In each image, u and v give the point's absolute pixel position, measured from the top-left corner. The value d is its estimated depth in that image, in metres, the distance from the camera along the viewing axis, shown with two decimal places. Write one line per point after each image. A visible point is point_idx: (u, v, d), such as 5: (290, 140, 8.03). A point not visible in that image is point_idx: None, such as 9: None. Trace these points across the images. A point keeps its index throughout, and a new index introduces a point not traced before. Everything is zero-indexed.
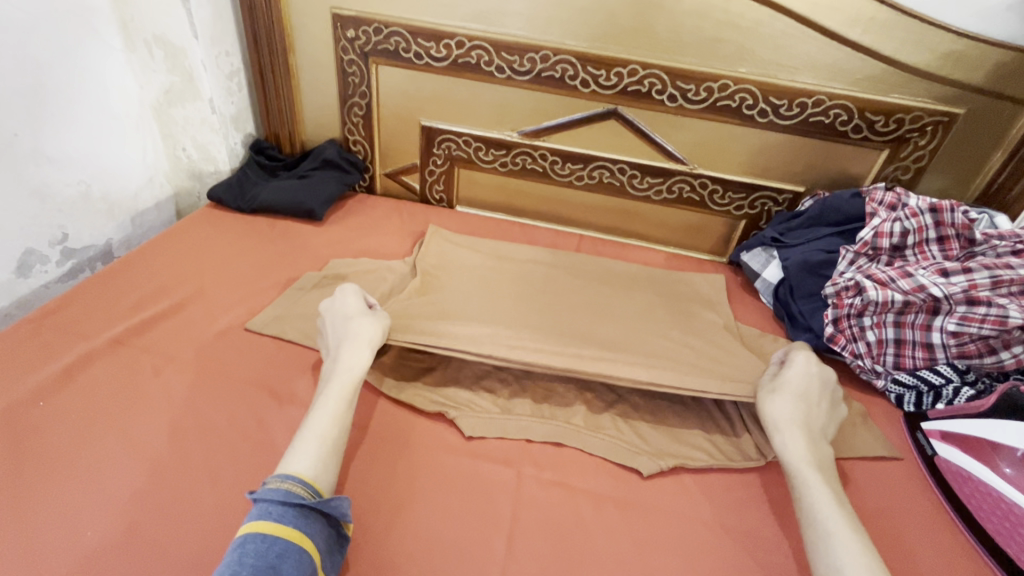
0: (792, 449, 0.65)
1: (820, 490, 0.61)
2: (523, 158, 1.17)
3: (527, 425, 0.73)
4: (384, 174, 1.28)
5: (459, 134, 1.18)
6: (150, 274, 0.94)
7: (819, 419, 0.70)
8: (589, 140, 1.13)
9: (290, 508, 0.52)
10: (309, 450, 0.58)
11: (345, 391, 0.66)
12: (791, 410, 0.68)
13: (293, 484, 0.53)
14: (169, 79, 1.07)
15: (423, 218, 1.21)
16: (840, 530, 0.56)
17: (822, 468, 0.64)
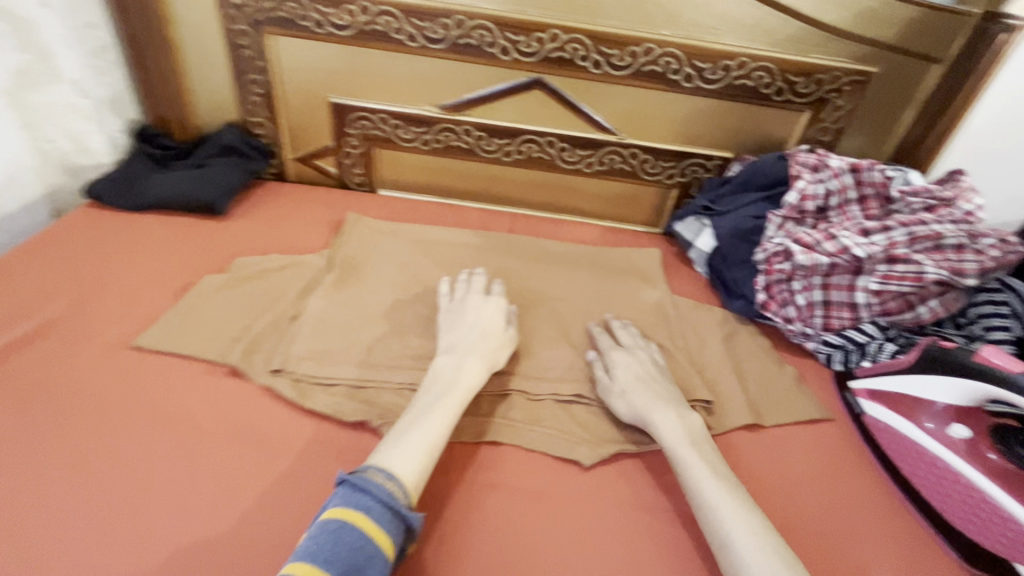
0: (664, 432, 0.63)
1: (693, 465, 0.60)
2: (446, 135, 1.10)
3: (461, 425, 0.68)
4: (295, 159, 1.16)
5: (374, 111, 1.08)
6: (13, 290, 0.80)
7: (667, 392, 0.69)
8: (515, 113, 1.06)
9: (392, 515, 0.51)
10: (416, 452, 0.57)
11: (455, 403, 0.64)
12: (647, 395, 0.68)
13: (395, 485, 0.52)
14: (20, 57, 0.87)
15: (341, 206, 1.11)
16: (728, 510, 0.55)
17: (696, 442, 0.63)
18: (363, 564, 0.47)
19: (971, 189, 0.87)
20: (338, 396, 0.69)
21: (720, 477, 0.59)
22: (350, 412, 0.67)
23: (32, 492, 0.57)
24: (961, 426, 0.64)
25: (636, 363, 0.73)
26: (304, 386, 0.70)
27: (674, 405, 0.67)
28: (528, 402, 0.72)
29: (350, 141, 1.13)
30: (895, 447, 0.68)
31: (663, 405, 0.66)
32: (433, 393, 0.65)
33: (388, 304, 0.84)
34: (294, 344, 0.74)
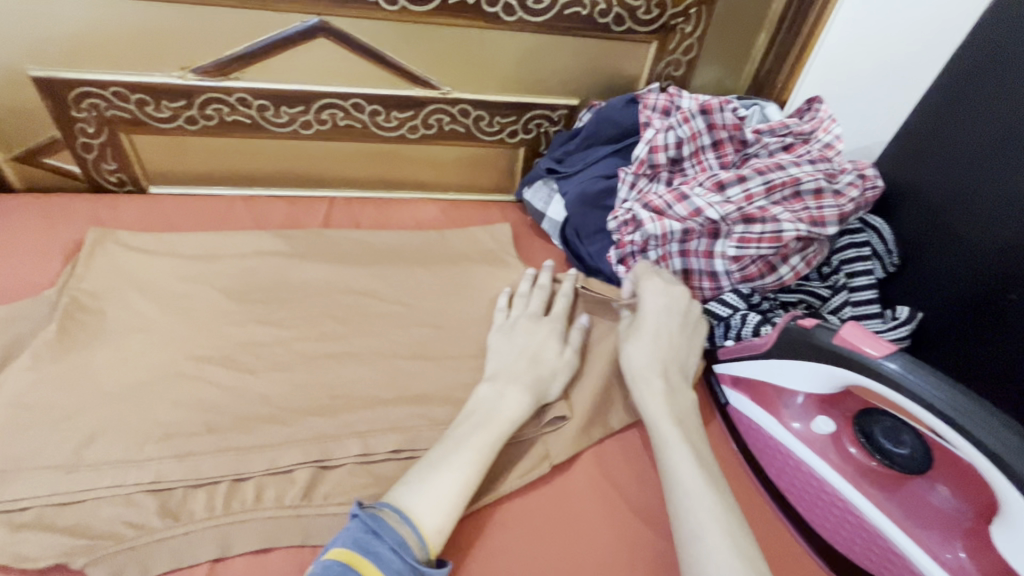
0: (649, 403, 0.58)
1: (679, 448, 0.54)
2: (216, 108, 0.83)
3: (222, 533, 0.50)
4: (11, 159, 0.85)
5: (102, 84, 0.79)
6: None
7: (680, 357, 0.63)
8: (301, 71, 0.82)
9: (405, 566, 0.44)
10: (443, 500, 0.49)
11: (496, 432, 0.55)
12: (652, 356, 0.61)
13: (410, 533, 0.46)
14: None
15: (85, 217, 0.83)
16: (700, 497, 0.50)
17: (685, 419, 0.58)
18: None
19: (829, 118, 0.78)
20: (28, 528, 0.48)
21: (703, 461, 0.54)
22: (41, 552, 0.46)
23: None
24: (825, 419, 0.55)
25: (664, 307, 0.65)
26: None
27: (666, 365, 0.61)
28: (324, 473, 0.55)
29: (83, 128, 0.83)
30: (760, 447, 0.58)
31: (660, 369, 0.60)
32: (487, 415, 0.57)
33: (131, 363, 0.62)
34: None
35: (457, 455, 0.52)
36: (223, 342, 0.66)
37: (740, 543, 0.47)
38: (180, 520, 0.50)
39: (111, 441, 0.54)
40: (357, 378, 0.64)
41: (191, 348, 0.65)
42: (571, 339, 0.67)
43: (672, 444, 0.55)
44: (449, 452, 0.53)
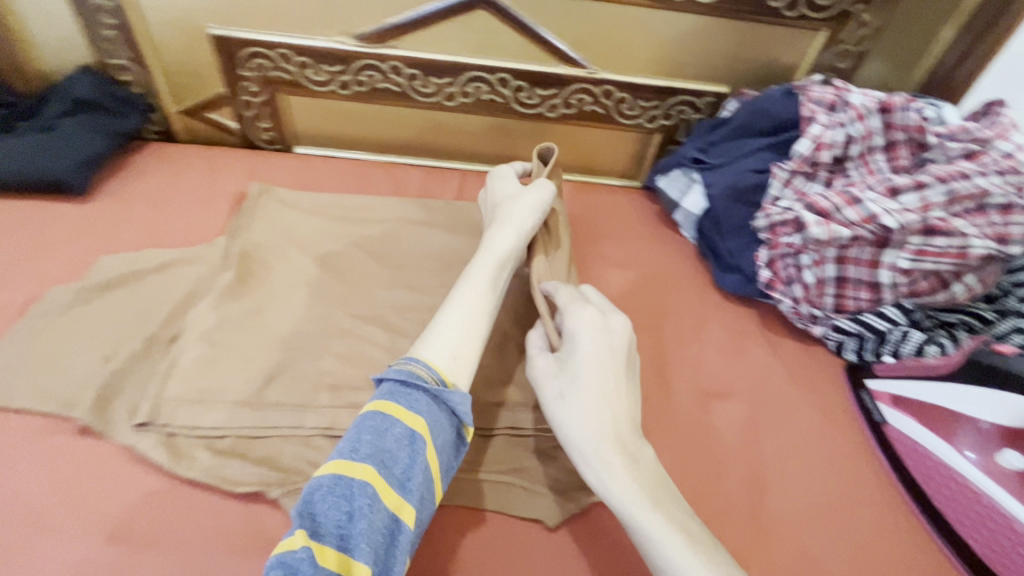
0: (610, 483, 0.46)
1: (668, 539, 0.43)
2: (369, 74, 0.85)
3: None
4: (181, 112, 0.91)
5: (271, 46, 0.82)
6: None
7: (629, 410, 0.51)
8: (455, 42, 0.83)
9: (422, 395, 0.47)
10: (449, 341, 0.52)
11: (492, 272, 0.60)
12: (592, 427, 0.48)
13: (417, 367, 0.48)
14: None
15: (244, 171, 0.88)
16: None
17: (659, 494, 0.46)
18: (387, 445, 0.43)
19: (1011, 125, 0.68)
20: (231, 456, 0.53)
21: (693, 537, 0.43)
22: (243, 478, 0.52)
23: None
24: (1014, 455, 0.55)
25: (590, 366, 0.51)
26: (182, 444, 0.54)
27: (610, 433, 0.48)
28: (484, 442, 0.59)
29: (247, 86, 0.88)
30: (928, 471, 0.58)
31: (606, 439, 0.48)
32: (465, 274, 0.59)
33: (299, 314, 0.66)
34: (168, 385, 0.57)
35: (452, 301, 0.56)
36: (379, 303, 0.69)
37: None
38: None
39: (291, 384, 0.59)
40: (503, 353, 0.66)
41: (348, 308, 0.68)
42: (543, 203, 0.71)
43: (655, 533, 0.44)
44: (449, 305, 0.56)
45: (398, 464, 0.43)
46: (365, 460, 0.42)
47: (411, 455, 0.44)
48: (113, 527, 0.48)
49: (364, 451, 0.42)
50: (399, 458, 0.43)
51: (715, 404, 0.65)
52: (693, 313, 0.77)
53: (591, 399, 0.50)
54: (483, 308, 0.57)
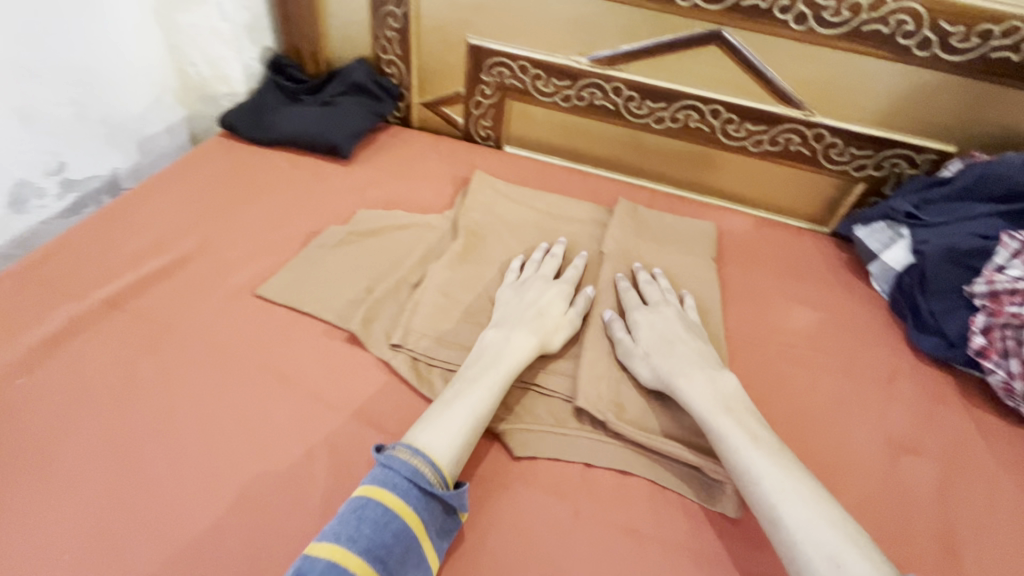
0: (696, 396, 0.58)
1: (736, 436, 0.55)
2: (592, 91, 0.95)
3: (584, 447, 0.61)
4: (422, 104, 1.08)
5: (514, 57, 0.95)
6: (155, 217, 0.81)
7: (705, 351, 0.65)
8: (680, 71, 0.90)
9: (421, 492, 0.50)
10: (456, 439, 0.54)
11: (503, 375, 0.60)
12: (681, 355, 0.63)
13: (424, 464, 0.51)
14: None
15: (466, 160, 1.02)
16: (784, 492, 0.50)
17: (731, 406, 0.58)
18: (386, 540, 0.46)
19: None
20: None
21: (761, 442, 0.55)
22: None
23: (164, 432, 0.58)
24: None
25: (661, 320, 0.68)
26: (424, 367, 0.65)
27: (687, 364, 0.62)
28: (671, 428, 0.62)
29: (483, 89, 1.01)
30: None
31: (688, 368, 0.61)
32: (483, 367, 0.61)
33: None
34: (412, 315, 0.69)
35: (469, 393, 0.58)
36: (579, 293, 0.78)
37: (846, 528, 0.48)
38: (560, 423, 0.62)
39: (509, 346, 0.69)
40: None
41: None
42: (577, 302, 0.72)
43: (729, 434, 0.55)
44: (459, 395, 0.57)
45: (392, 557, 0.46)
46: (360, 553, 0.45)
47: (404, 552, 0.47)
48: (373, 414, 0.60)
49: (363, 544, 0.46)
50: (395, 552, 0.47)
51: (904, 458, 0.65)
52: (884, 367, 0.75)
53: (662, 343, 0.65)
54: (490, 404, 0.58)
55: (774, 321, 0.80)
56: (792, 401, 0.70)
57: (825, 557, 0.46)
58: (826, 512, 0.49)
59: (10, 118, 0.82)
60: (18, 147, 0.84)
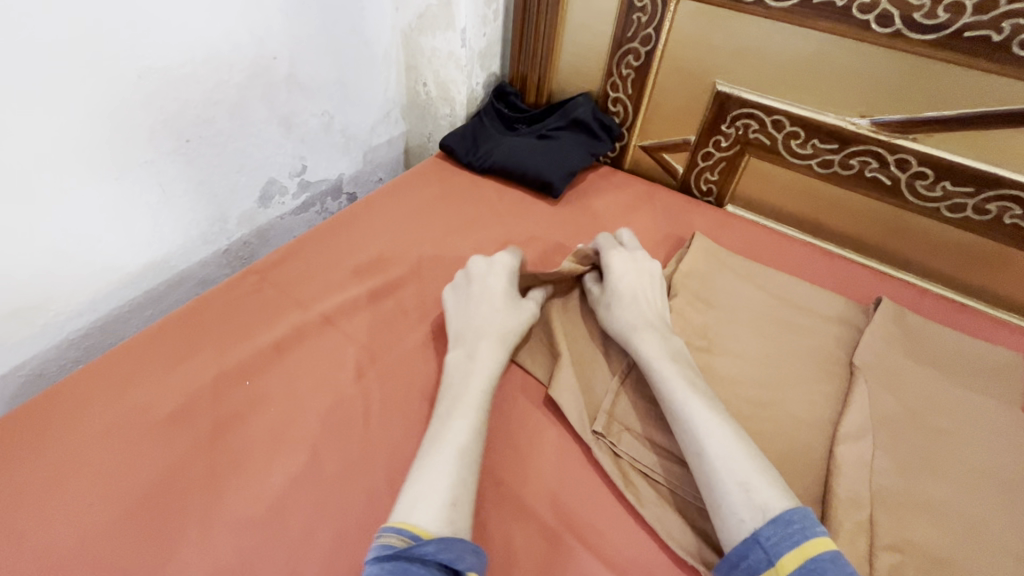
0: (641, 340, 0.62)
1: (671, 375, 0.57)
2: (864, 160, 0.77)
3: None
4: (640, 146, 0.99)
5: (770, 110, 0.81)
6: (373, 234, 0.83)
7: (654, 304, 0.68)
8: (1009, 153, 0.68)
9: (392, 563, 0.42)
10: (441, 492, 0.47)
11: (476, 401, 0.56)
12: (643, 302, 0.67)
13: (387, 535, 0.44)
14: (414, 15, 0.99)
15: (682, 216, 0.91)
16: (714, 428, 0.52)
17: (677, 357, 0.60)
18: None
19: None
20: (672, 509, 0.55)
21: (696, 385, 0.57)
22: (682, 540, 0.52)
23: (361, 475, 0.57)
24: None
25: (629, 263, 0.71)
26: (628, 471, 0.57)
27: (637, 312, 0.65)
28: None
29: (718, 140, 0.89)
30: None
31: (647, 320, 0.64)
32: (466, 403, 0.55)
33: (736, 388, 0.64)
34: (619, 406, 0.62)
35: (447, 437, 0.52)
36: (823, 416, 0.62)
37: (768, 472, 0.49)
38: None
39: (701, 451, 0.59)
40: (994, 550, 0.52)
41: (788, 407, 0.63)
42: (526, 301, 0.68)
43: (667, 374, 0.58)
44: (438, 444, 0.52)
45: None
46: None
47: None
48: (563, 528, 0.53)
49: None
50: None
51: None
52: None
53: (632, 298, 0.67)
54: (469, 442, 0.52)
55: None
56: None
57: (729, 498, 0.48)
58: (749, 449, 0.50)
59: (274, 124, 0.90)
60: (274, 149, 0.92)
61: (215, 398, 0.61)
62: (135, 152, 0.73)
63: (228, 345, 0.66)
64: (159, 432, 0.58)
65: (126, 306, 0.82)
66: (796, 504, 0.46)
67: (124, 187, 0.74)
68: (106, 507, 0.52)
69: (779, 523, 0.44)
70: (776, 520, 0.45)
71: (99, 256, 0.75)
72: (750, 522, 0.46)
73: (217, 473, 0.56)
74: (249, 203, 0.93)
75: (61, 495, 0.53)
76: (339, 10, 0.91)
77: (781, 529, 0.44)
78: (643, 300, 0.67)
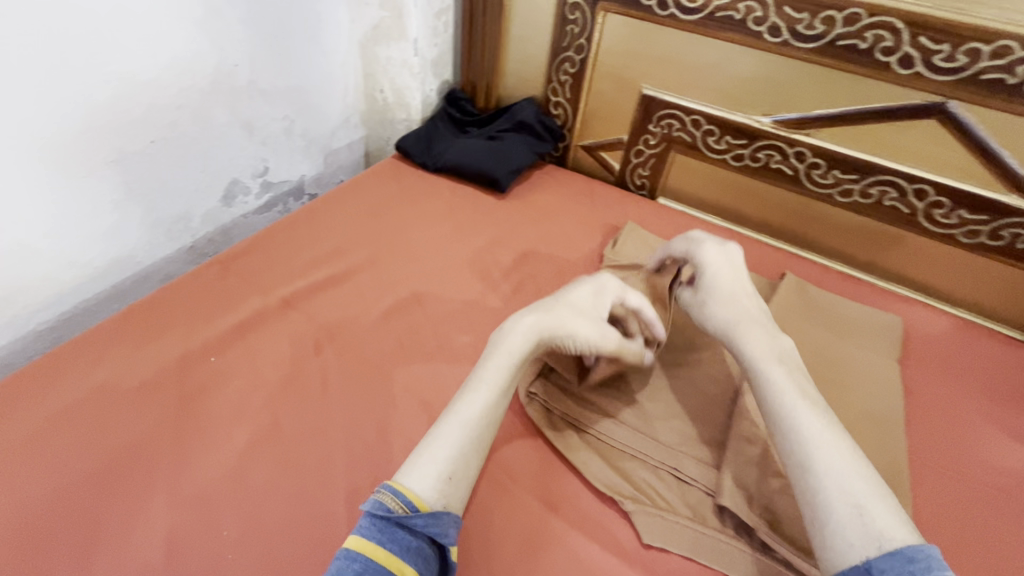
0: (748, 343, 0.59)
1: (781, 382, 0.54)
2: (769, 153, 0.88)
3: (716, 544, 0.55)
4: (581, 146, 1.08)
5: (688, 111, 0.91)
6: (332, 228, 0.89)
7: (756, 308, 0.64)
8: (883, 144, 0.79)
9: (382, 523, 0.47)
10: (439, 466, 0.51)
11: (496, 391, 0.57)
12: (746, 306, 0.64)
13: (386, 495, 0.48)
14: (369, 27, 1.07)
15: (618, 207, 1.00)
16: (822, 443, 0.49)
17: (786, 361, 0.57)
18: None
19: None
20: (595, 452, 0.62)
21: (807, 395, 0.54)
22: (601, 477, 0.60)
23: (318, 437, 0.63)
24: None
25: (725, 261, 0.68)
26: (558, 423, 0.65)
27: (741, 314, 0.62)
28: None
29: (647, 139, 0.99)
30: None
31: (752, 323, 0.61)
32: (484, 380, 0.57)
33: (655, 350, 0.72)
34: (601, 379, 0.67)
35: (458, 414, 0.55)
36: None
37: (885, 499, 0.46)
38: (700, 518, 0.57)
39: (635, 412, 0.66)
40: None
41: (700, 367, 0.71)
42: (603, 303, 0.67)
43: (777, 381, 0.55)
44: (449, 420, 0.55)
45: None
46: None
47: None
48: (500, 472, 0.60)
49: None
50: None
51: None
52: None
53: (727, 297, 0.64)
54: (481, 425, 0.55)
55: (973, 452, 0.66)
56: (1000, 558, 0.57)
57: (834, 522, 0.45)
58: (865, 470, 0.48)
59: (237, 127, 0.96)
60: (237, 151, 0.98)
61: (181, 373, 0.66)
62: (101, 152, 0.78)
63: (193, 327, 0.71)
64: (128, 404, 0.63)
65: (92, 299, 0.86)
66: (920, 540, 0.43)
67: (90, 184, 0.78)
68: (78, 470, 0.57)
69: (899, 557, 0.41)
70: (893, 552, 0.41)
71: (67, 251, 0.79)
72: (860, 550, 0.43)
73: (183, 438, 0.61)
74: (213, 202, 0.98)
75: (35, 461, 0.57)
76: (296, 21, 0.98)
77: (902, 564, 0.40)
78: (743, 302, 0.64)
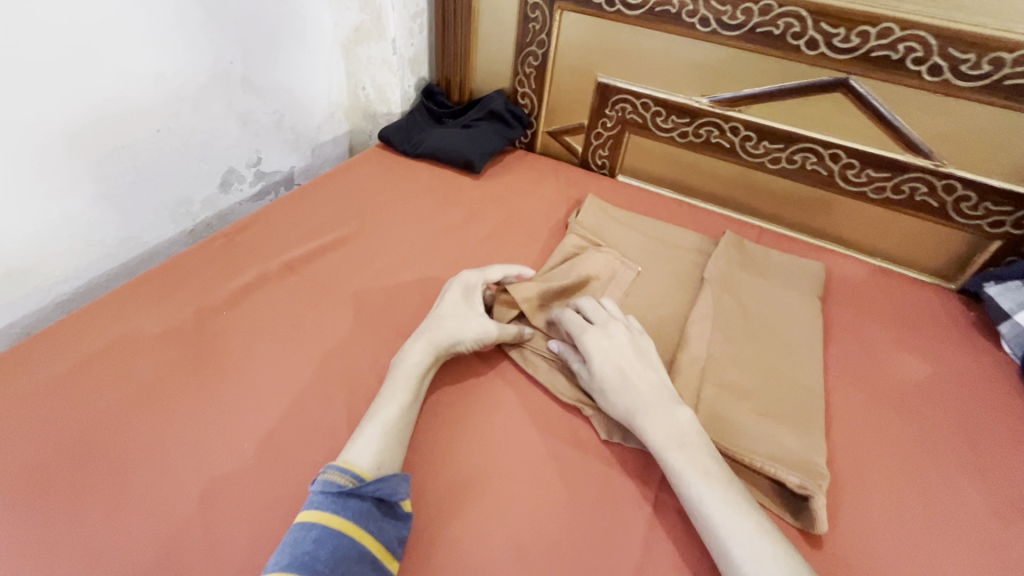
0: (651, 433, 0.59)
1: (687, 468, 0.56)
2: (708, 129, 1.01)
3: None
4: (547, 132, 1.20)
5: (638, 95, 1.04)
6: (324, 206, 0.99)
7: (657, 381, 0.64)
8: (800, 117, 0.93)
9: (334, 494, 0.51)
10: (371, 448, 0.57)
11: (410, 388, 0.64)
12: (642, 390, 0.62)
13: (333, 473, 0.53)
14: (350, 29, 1.17)
15: (581, 184, 1.11)
16: (730, 521, 0.52)
17: (688, 441, 0.58)
18: (308, 548, 0.47)
19: None
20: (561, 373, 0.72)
21: (711, 474, 0.55)
22: (567, 392, 0.70)
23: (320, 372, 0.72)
24: None
25: (617, 348, 0.66)
26: (529, 354, 0.75)
27: (643, 398, 0.61)
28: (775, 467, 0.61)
29: (604, 122, 1.11)
30: None
31: (651, 403, 0.61)
32: (395, 387, 0.63)
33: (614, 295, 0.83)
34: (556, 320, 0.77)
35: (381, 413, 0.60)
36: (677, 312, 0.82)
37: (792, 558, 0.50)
38: None
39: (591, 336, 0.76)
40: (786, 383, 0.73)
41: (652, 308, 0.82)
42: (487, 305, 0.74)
43: (683, 468, 0.56)
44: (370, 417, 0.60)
45: (320, 560, 0.47)
46: (283, 567, 0.46)
47: (334, 550, 0.48)
48: (480, 393, 0.70)
49: (285, 559, 0.47)
50: (324, 553, 0.47)
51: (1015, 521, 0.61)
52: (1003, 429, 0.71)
53: (625, 381, 0.63)
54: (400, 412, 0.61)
55: (880, 366, 0.79)
56: (894, 446, 0.68)
57: None
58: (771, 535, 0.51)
59: (232, 119, 1.05)
60: (232, 141, 1.07)
61: (196, 324, 0.75)
62: (114, 137, 0.87)
63: (204, 288, 0.80)
64: (151, 350, 0.71)
65: (105, 275, 0.94)
66: None
67: (103, 166, 0.87)
68: (110, 403, 0.65)
69: None
70: None
71: (83, 229, 0.87)
72: None
73: (201, 376, 0.69)
74: (211, 188, 1.06)
75: (73, 396, 0.65)
76: (284, 23, 1.08)
77: None
78: (643, 378, 0.64)
